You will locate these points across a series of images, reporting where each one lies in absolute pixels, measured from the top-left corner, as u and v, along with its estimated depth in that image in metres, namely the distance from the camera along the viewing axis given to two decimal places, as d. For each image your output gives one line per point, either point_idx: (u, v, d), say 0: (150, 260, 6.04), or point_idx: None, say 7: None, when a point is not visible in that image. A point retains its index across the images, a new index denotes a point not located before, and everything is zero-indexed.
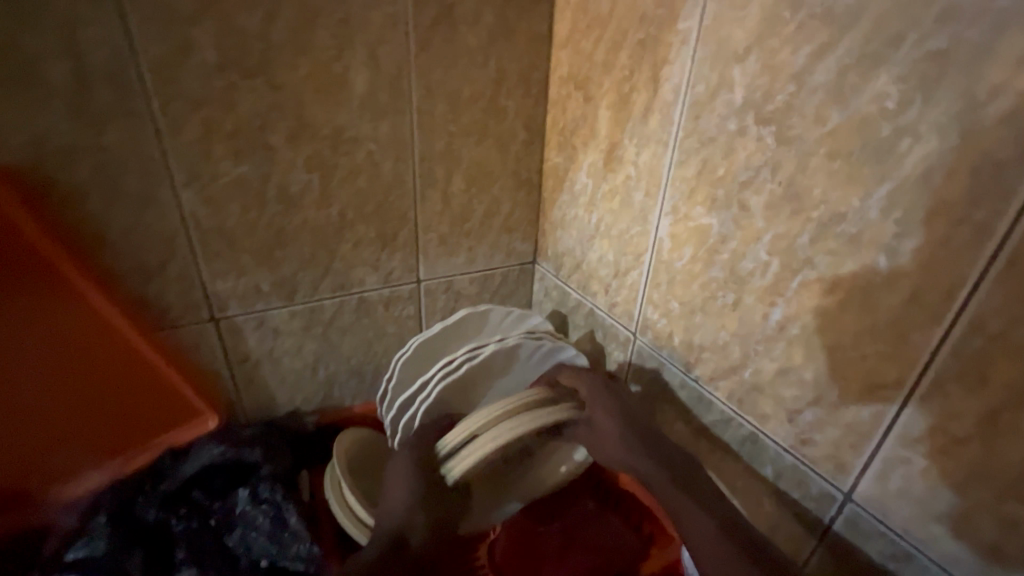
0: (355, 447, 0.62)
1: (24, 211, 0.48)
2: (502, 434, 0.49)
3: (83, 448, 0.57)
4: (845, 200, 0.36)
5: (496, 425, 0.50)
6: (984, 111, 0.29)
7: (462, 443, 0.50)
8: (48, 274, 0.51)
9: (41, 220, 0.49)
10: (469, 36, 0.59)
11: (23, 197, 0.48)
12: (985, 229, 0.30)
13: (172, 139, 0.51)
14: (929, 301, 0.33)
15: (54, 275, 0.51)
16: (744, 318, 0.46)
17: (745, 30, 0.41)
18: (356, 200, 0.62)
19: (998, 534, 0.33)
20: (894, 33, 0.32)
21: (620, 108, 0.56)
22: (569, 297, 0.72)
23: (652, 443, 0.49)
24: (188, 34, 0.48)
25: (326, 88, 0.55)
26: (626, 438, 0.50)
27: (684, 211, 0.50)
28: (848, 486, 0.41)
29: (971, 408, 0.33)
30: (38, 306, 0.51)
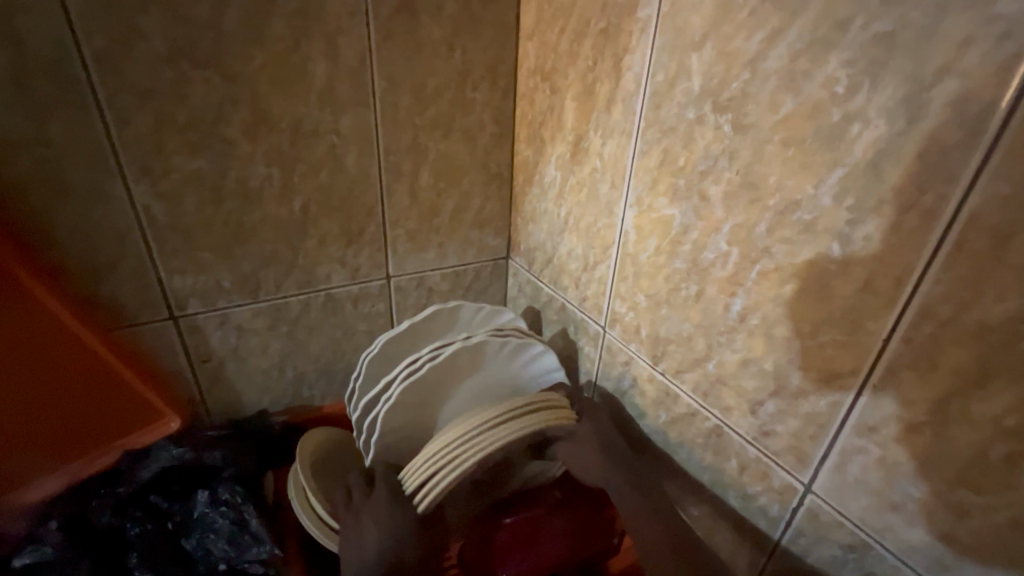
0: (327, 467, 0.61)
1: None
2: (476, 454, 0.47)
3: (37, 451, 0.56)
4: (800, 187, 0.36)
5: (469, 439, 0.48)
6: (929, 94, 0.28)
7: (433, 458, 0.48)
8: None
9: None
10: (433, 26, 0.58)
11: None
12: (932, 213, 0.30)
13: (120, 131, 0.49)
14: (881, 288, 0.33)
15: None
16: (707, 310, 0.46)
17: (701, 16, 0.40)
18: (320, 195, 0.60)
19: (950, 521, 0.32)
20: (842, 16, 0.32)
21: (585, 99, 0.55)
22: (541, 293, 0.71)
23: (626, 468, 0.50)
24: (133, 22, 0.46)
25: (283, 79, 0.54)
26: (609, 457, 0.51)
27: (647, 203, 0.50)
28: (809, 477, 0.40)
29: (923, 395, 0.32)
30: None
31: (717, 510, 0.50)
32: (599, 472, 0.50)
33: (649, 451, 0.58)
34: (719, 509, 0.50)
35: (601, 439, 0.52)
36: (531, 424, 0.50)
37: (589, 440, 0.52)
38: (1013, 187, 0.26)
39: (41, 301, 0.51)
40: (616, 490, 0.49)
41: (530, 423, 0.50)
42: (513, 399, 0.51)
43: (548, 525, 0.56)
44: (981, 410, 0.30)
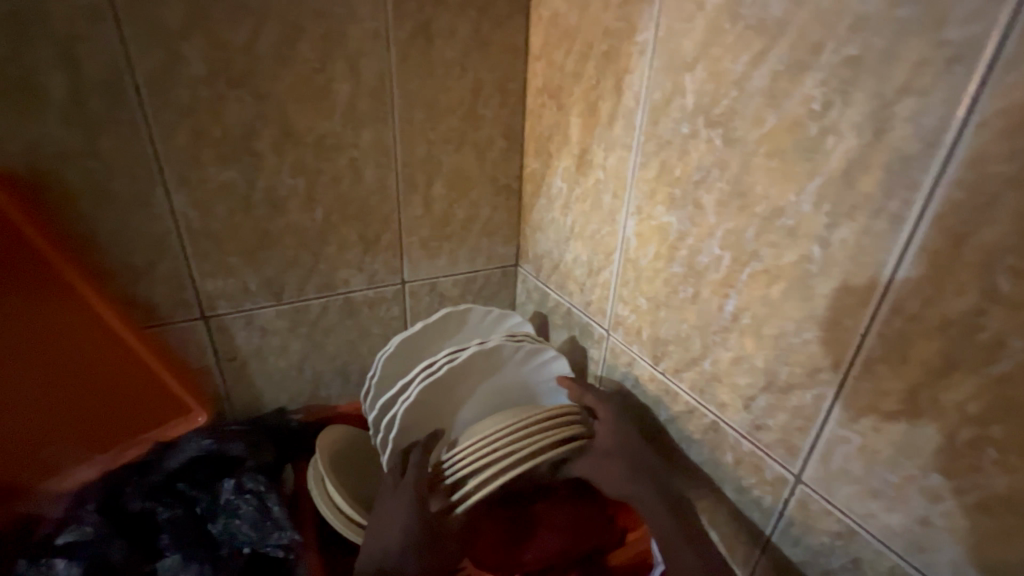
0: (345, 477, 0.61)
1: (21, 211, 0.50)
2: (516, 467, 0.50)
3: (74, 440, 0.60)
4: (783, 195, 0.39)
5: (516, 449, 0.51)
6: (891, 111, 0.32)
7: (471, 460, 0.51)
8: (46, 272, 0.53)
9: (38, 221, 0.52)
10: (447, 48, 0.63)
11: (25, 198, 0.51)
12: (898, 218, 0.33)
13: (163, 145, 0.54)
14: (856, 286, 0.36)
15: (51, 273, 0.53)
16: (702, 310, 0.49)
17: (693, 40, 0.44)
18: (341, 204, 0.65)
19: (925, 505, 0.35)
20: (814, 41, 0.35)
21: (588, 115, 0.59)
22: (548, 299, 0.75)
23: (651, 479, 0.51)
24: (178, 48, 0.51)
25: (309, 97, 0.58)
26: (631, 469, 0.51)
27: (647, 211, 0.53)
28: (798, 468, 0.43)
29: (896, 385, 0.35)
30: (38, 303, 0.54)
31: (714, 506, 0.52)
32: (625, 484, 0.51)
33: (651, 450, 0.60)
34: (716, 505, 0.52)
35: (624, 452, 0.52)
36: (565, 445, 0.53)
37: (609, 453, 0.53)
38: (965, 193, 0.29)
39: (82, 298, 0.56)
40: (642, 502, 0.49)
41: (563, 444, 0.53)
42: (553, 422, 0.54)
43: (550, 518, 0.58)
44: (948, 398, 0.32)
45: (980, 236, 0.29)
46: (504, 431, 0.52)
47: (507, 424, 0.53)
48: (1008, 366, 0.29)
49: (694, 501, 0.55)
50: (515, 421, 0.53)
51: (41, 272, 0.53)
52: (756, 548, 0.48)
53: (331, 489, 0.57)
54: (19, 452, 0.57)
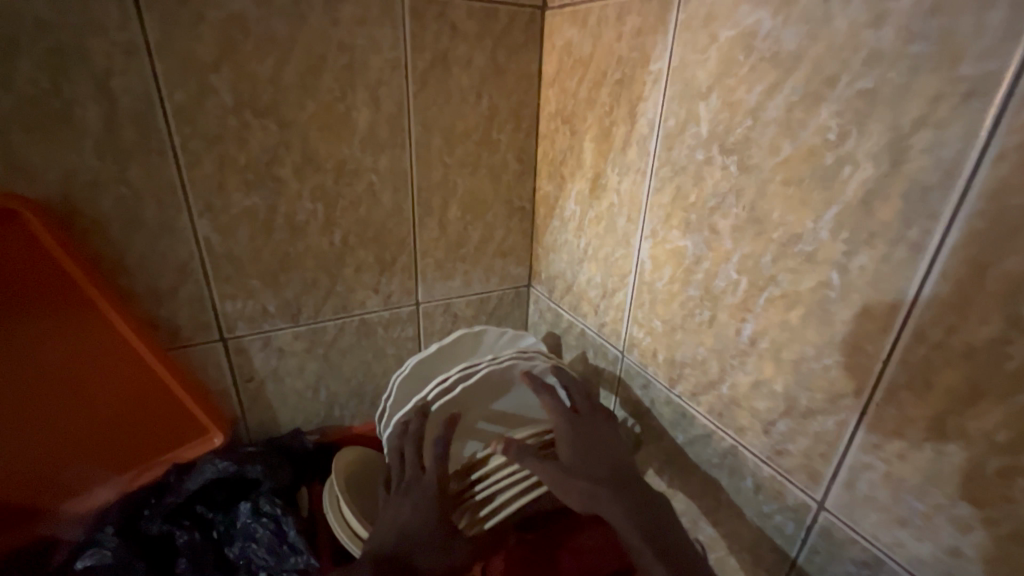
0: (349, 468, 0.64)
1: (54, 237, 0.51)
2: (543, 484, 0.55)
3: (94, 461, 0.60)
4: (800, 222, 0.40)
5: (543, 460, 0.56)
6: (908, 142, 0.32)
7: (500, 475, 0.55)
8: (75, 296, 0.54)
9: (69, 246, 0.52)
10: (463, 76, 0.65)
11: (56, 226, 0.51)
12: (918, 246, 0.33)
13: (190, 173, 0.55)
14: (878, 313, 0.36)
15: (80, 298, 0.54)
16: (719, 334, 0.49)
17: (707, 70, 0.45)
18: (359, 228, 0.66)
19: (953, 534, 0.34)
20: (830, 74, 0.36)
21: (602, 140, 0.60)
22: (561, 319, 0.76)
23: (606, 484, 0.49)
24: (207, 79, 0.52)
25: (330, 125, 0.60)
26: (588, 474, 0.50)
27: (661, 234, 0.54)
28: (820, 494, 0.42)
29: (922, 413, 0.35)
30: (65, 327, 0.54)
31: (734, 531, 0.52)
32: (583, 494, 0.49)
33: (667, 472, 0.60)
34: (736, 530, 0.52)
35: (583, 463, 0.51)
36: None
37: (569, 465, 0.51)
38: (987, 223, 0.30)
39: (107, 323, 0.56)
40: (607, 512, 0.48)
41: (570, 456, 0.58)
42: None
43: (573, 542, 0.59)
44: (976, 427, 0.32)
45: (1003, 267, 0.29)
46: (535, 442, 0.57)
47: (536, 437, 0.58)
48: None
49: (712, 526, 0.54)
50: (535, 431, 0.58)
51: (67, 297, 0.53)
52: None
53: (347, 512, 0.57)
54: (40, 473, 0.57)
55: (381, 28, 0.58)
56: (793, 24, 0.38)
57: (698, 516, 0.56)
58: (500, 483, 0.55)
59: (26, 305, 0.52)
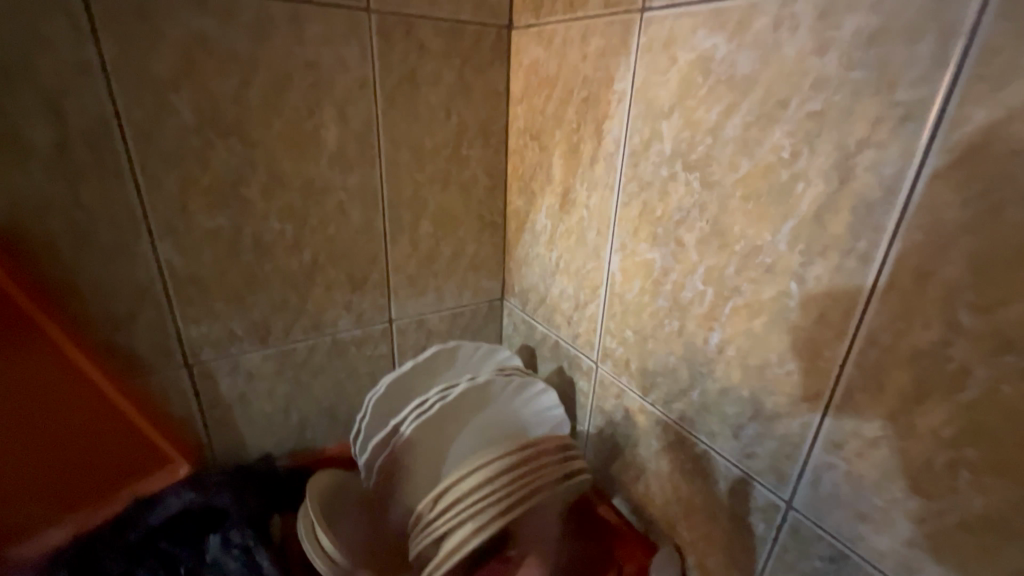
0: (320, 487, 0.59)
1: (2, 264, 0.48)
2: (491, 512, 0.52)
3: (47, 496, 0.57)
4: (760, 234, 0.42)
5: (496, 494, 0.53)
6: (854, 160, 0.35)
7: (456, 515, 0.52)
8: (25, 326, 0.50)
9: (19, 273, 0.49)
10: (432, 94, 0.65)
11: (2, 252, 0.48)
12: (867, 256, 0.35)
13: (149, 194, 0.53)
14: (834, 320, 0.38)
15: (29, 328, 0.51)
16: (689, 342, 0.51)
17: (669, 91, 0.47)
18: (329, 246, 0.65)
19: (909, 526, 0.36)
20: (781, 96, 0.38)
21: (571, 155, 0.62)
22: (535, 331, 0.77)
23: None
24: (167, 98, 0.51)
25: (298, 144, 0.59)
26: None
27: (630, 247, 0.56)
28: (789, 494, 0.44)
29: (877, 412, 0.37)
30: (14, 360, 0.51)
31: (709, 534, 0.53)
32: None
33: (643, 480, 0.61)
34: (712, 533, 0.53)
35: None
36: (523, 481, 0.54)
37: None
38: (925, 235, 0.32)
39: (59, 350, 0.53)
40: None
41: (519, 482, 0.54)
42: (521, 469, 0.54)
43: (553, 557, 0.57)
44: (924, 423, 0.34)
45: (942, 274, 0.32)
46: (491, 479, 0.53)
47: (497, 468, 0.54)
48: (975, 394, 0.32)
49: (688, 530, 0.56)
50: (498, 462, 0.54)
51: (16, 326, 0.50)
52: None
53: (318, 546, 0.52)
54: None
55: (348, 47, 0.58)
56: (746, 49, 0.40)
57: (674, 521, 0.58)
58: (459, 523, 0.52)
59: None
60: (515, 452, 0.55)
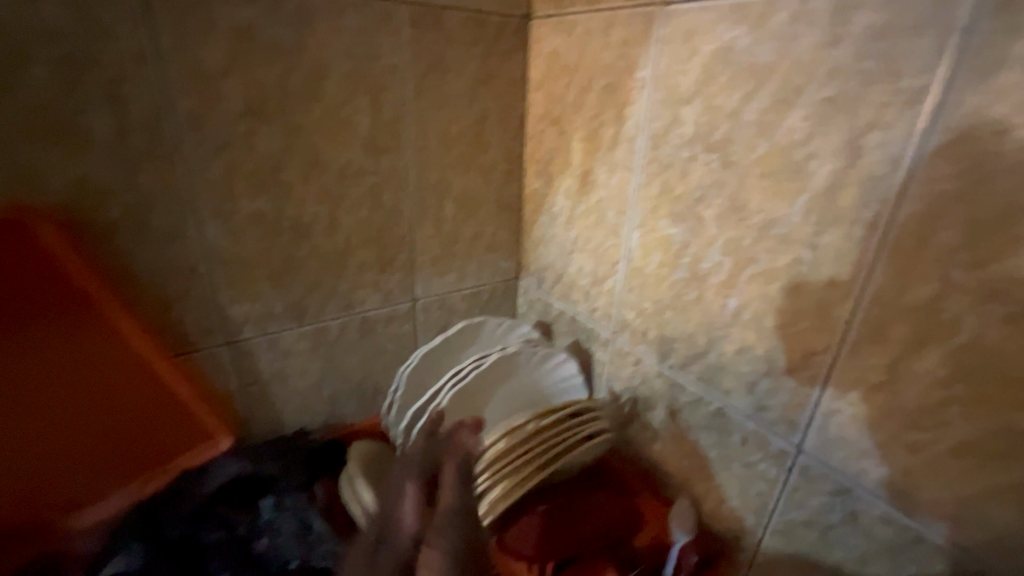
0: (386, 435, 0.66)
1: (65, 241, 0.50)
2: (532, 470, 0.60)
3: (90, 473, 0.58)
4: (776, 208, 0.47)
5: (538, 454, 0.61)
6: (862, 140, 0.40)
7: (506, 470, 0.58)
8: (86, 303, 0.52)
9: (79, 251, 0.51)
10: (457, 81, 0.68)
11: (65, 231, 0.50)
12: (873, 225, 0.40)
13: (198, 178, 0.55)
14: (842, 282, 0.43)
15: (91, 305, 0.53)
16: (706, 309, 0.56)
17: (690, 79, 0.52)
18: (360, 228, 0.68)
19: (906, 457, 0.42)
20: (797, 84, 0.43)
21: (591, 140, 0.66)
22: (551, 307, 0.81)
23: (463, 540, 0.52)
24: (216, 86, 0.53)
25: (333, 129, 0.62)
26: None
27: (650, 224, 0.61)
28: (799, 439, 0.50)
29: (879, 361, 0.43)
30: (77, 336, 0.53)
31: (724, 483, 0.59)
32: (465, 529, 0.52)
33: (659, 439, 0.67)
34: (726, 481, 0.59)
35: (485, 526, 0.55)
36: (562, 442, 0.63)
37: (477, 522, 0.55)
38: (923, 204, 0.38)
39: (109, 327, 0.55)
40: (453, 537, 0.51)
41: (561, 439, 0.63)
42: (558, 431, 0.63)
43: (582, 504, 0.63)
44: (920, 367, 0.40)
45: (939, 238, 0.37)
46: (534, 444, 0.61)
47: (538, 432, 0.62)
48: (964, 339, 0.37)
49: (704, 480, 0.62)
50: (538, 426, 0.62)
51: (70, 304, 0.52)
52: (763, 516, 0.55)
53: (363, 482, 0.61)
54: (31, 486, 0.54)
55: (381, 36, 0.61)
56: (765, 41, 0.45)
57: (691, 473, 0.63)
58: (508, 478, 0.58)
59: (37, 310, 0.50)
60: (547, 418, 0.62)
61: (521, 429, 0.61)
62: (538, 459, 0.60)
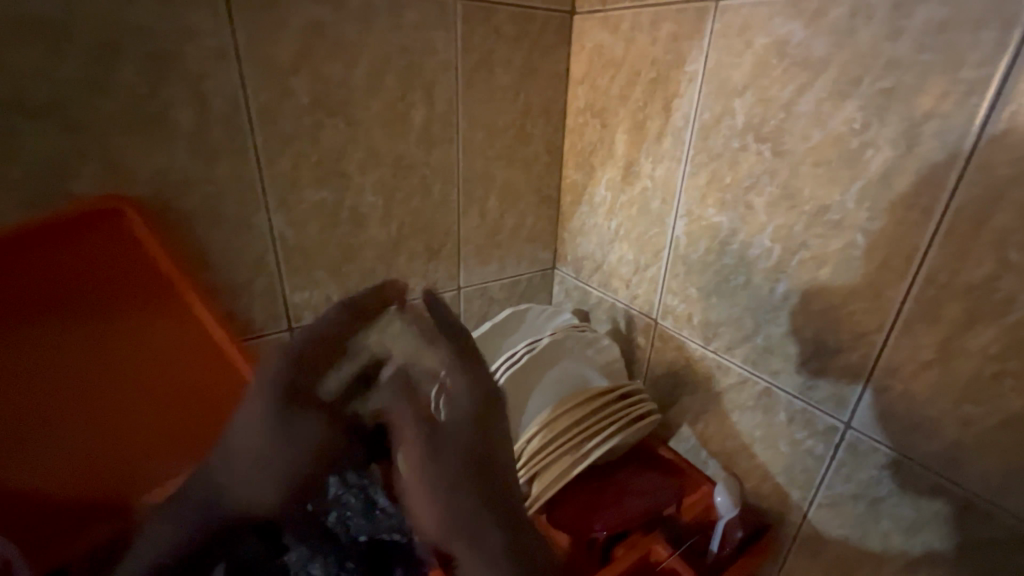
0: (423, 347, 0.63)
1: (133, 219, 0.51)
2: (574, 457, 0.61)
3: (157, 446, 0.58)
4: (829, 195, 0.49)
5: (579, 442, 0.62)
6: (920, 129, 0.42)
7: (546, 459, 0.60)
8: (143, 279, 0.53)
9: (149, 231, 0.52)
10: (504, 76, 0.71)
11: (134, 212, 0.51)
12: (929, 210, 0.43)
13: (268, 170, 0.58)
14: (896, 265, 0.46)
15: (148, 280, 0.53)
16: (754, 294, 0.59)
17: (742, 72, 0.54)
18: (411, 218, 0.71)
19: (958, 430, 0.45)
20: (855, 75, 0.45)
21: (635, 132, 0.68)
22: (589, 296, 0.84)
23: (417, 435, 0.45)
24: (287, 81, 0.56)
25: (390, 122, 0.64)
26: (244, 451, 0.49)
27: (697, 213, 0.63)
28: (848, 416, 0.52)
29: (932, 339, 0.45)
30: (133, 310, 0.53)
31: (769, 460, 0.62)
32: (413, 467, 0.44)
33: (701, 420, 0.70)
34: (771, 459, 0.61)
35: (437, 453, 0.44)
36: (607, 426, 0.64)
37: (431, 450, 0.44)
38: (981, 189, 0.40)
39: (116, 277, 0.51)
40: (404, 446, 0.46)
41: (605, 424, 0.64)
42: (598, 418, 0.64)
43: (631, 485, 0.65)
44: (975, 344, 0.42)
45: (996, 221, 0.39)
46: (573, 434, 0.62)
47: (578, 419, 0.63)
48: (1020, 316, 0.39)
49: (747, 458, 0.64)
50: (578, 413, 0.63)
51: (75, 268, 0.49)
52: (810, 491, 0.58)
53: None
54: (99, 460, 0.54)
55: (436, 32, 0.63)
56: (822, 35, 0.47)
57: (734, 452, 0.66)
58: (546, 470, 0.60)
59: (91, 284, 0.50)
60: (589, 405, 0.64)
61: (563, 417, 0.62)
62: (581, 447, 0.62)
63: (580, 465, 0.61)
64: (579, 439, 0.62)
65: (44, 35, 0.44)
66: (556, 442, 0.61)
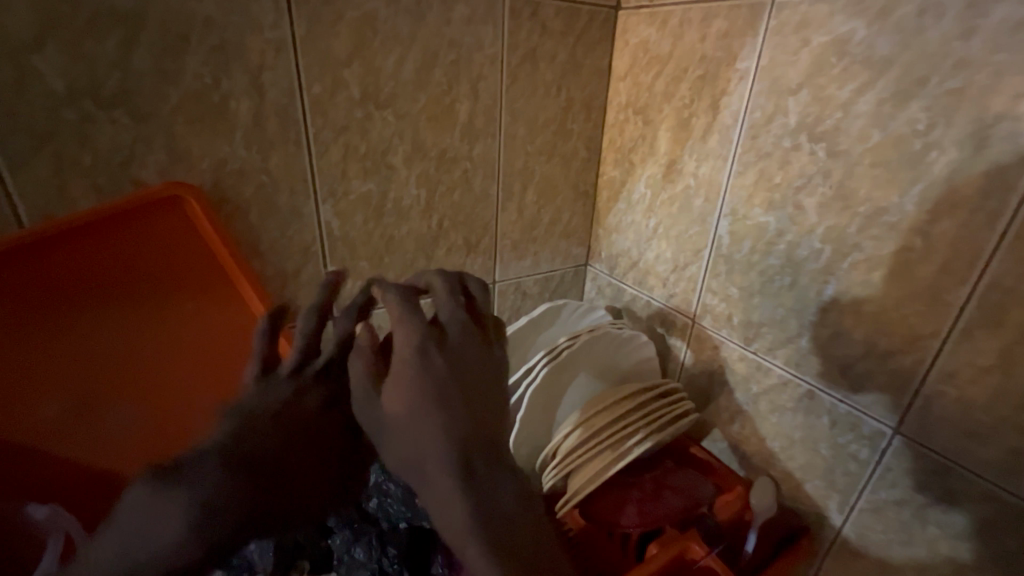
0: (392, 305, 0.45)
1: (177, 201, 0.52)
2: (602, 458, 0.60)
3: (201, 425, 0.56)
4: (886, 197, 0.48)
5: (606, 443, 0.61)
6: (990, 131, 0.41)
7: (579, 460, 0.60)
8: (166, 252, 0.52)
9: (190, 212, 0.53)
10: (548, 71, 0.71)
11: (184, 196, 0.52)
12: (996, 213, 0.42)
13: (319, 161, 0.59)
14: (957, 269, 0.45)
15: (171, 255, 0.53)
16: (800, 296, 0.58)
17: (798, 70, 0.53)
18: (452, 212, 0.72)
19: (1017, 437, 0.44)
20: (920, 75, 0.44)
21: (680, 129, 0.68)
22: (623, 293, 0.84)
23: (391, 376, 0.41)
24: (340, 74, 0.57)
25: (437, 116, 0.65)
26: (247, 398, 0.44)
27: (742, 212, 0.62)
28: (896, 422, 0.52)
29: (992, 345, 0.44)
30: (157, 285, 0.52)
31: (808, 463, 0.61)
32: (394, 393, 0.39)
33: (738, 421, 0.69)
34: (810, 462, 0.61)
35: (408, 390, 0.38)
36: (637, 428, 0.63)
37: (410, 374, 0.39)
38: None
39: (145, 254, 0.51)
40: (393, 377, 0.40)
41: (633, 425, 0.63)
42: (626, 419, 0.63)
43: (669, 481, 0.64)
44: None
45: None
46: (600, 434, 0.62)
47: (608, 420, 0.62)
48: None
49: (785, 460, 0.64)
50: (606, 414, 0.63)
51: (104, 260, 0.49)
52: (852, 496, 0.58)
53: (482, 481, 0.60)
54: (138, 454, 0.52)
55: (485, 27, 0.64)
56: (886, 33, 0.46)
57: (771, 454, 0.66)
58: (581, 471, 0.61)
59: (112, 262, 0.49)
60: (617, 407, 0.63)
61: (597, 418, 0.62)
62: (610, 448, 0.61)
63: (607, 467, 0.60)
64: (605, 439, 0.61)
65: (120, 25, 0.45)
66: (589, 444, 0.61)
